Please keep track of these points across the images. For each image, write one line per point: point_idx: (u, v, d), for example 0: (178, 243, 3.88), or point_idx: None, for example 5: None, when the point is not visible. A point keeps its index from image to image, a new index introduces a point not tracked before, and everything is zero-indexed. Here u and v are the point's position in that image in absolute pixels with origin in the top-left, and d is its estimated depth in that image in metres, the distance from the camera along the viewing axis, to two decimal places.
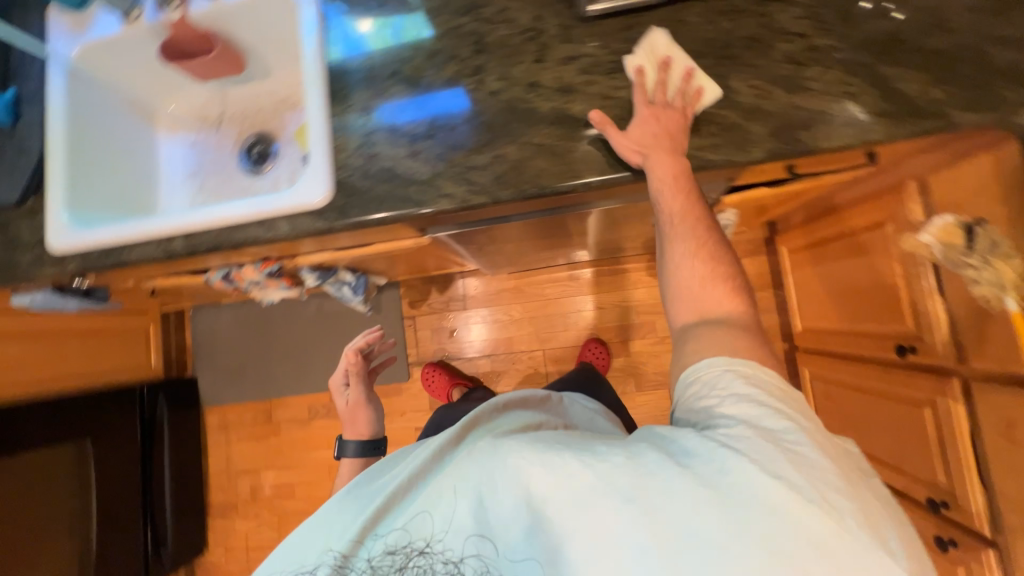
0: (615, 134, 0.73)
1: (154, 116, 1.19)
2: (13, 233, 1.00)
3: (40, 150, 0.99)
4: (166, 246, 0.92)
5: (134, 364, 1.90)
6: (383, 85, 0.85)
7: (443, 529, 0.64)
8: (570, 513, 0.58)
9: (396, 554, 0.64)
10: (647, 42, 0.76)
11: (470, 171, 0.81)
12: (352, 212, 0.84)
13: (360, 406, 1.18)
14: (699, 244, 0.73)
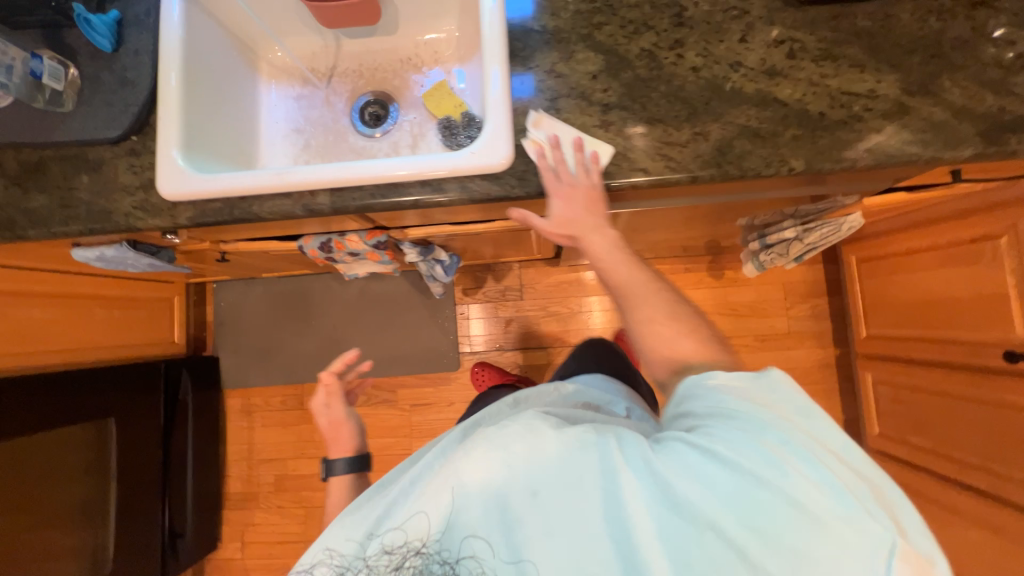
0: (541, 222, 0.76)
1: (256, 61, 1.07)
2: (108, 174, 0.87)
3: (149, 83, 0.87)
4: (308, 202, 0.84)
5: (157, 337, 1.73)
6: (572, 49, 0.81)
7: (440, 526, 0.55)
8: (564, 500, 0.53)
9: (392, 555, 0.56)
10: (533, 123, 0.80)
11: (667, 147, 0.78)
12: (534, 180, 0.79)
13: (342, 423, 0.96)
14: (653, 301, 0.70)
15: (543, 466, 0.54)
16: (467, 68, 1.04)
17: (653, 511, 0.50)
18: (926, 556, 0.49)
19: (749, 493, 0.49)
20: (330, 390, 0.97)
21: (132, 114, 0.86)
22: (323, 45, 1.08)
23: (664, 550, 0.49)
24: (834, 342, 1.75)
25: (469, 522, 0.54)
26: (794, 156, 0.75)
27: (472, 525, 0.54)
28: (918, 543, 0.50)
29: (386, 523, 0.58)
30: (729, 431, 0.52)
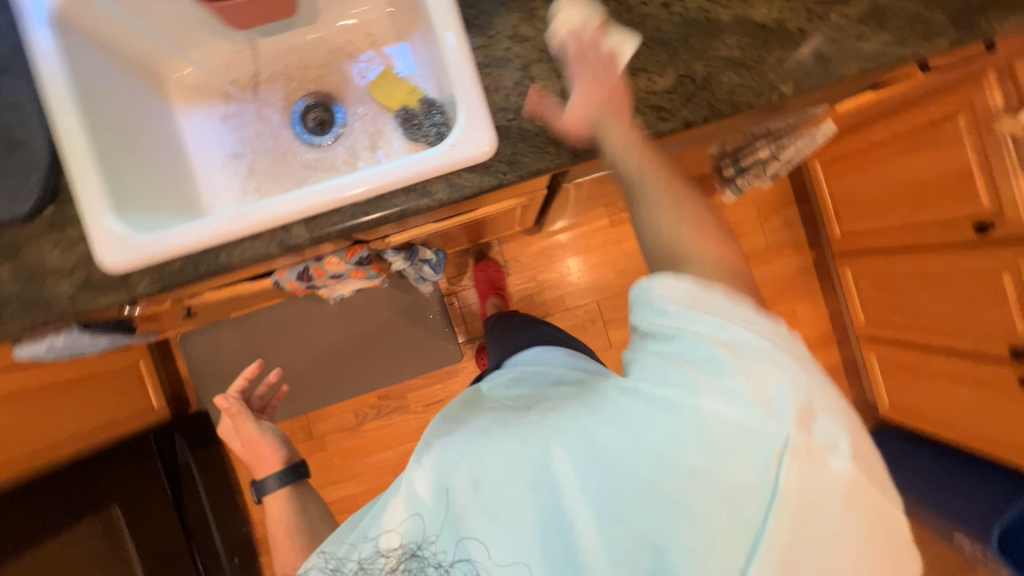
0: (572, 131, 0.69)
1: (162, 85, 0.92)
2: (32, 258, 0.74)
3: (46, 140, 0.73)
4: (283, 237, 0.74)
5: (137, 408, 1.59)
6: (532, 7, 0.73)
7: (432, 528, 0.55)
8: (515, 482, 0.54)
9: (388, 558, 0.56)
10: (561, 22, 0.72)
11: (656, 96, 0.73)
12: (526, 161, 0.73)
13: (258, 437, 0.91)
14: (676, 194, 0.64)
15: (494, 455, 0.55)
16: (411, 48, 0.93)
17: (586, 471, 0.52)
18: (823, 447, 0.49)
19: (664, 427, 0.50)
20: (234, 412, 0.92)
21: (38, 182, 0.72)
22: (237, 50, 0.94)
23: (610, 505, 0.51)
24: (809, 246, 1.83)
25: (445, 517, 0.55)
26: (783, 80, 0.73)
27: (457, 526, 0.54)
28: (821, 438, 0.49)
29: (371, 531, 0.58)
30: (649, 374, 0.53)
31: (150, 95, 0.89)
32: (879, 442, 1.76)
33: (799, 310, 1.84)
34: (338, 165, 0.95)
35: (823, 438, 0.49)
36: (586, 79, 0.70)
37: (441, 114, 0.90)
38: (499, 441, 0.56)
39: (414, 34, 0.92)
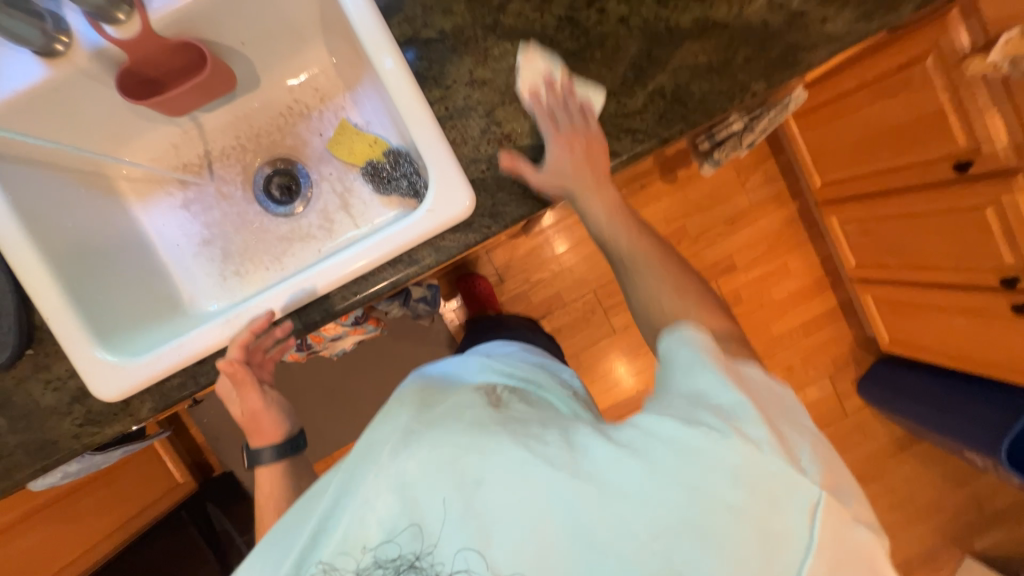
0: (530, 172, 0.68)
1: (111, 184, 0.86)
2: (26, 402, 0.71)
3: (7, 281, 0.69)
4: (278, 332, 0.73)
5: (167, 486, 1.58)
6: (485, 47, 0.69)
7: (430, 536, 0.51)
8: (513, 478, 0.50)
9: (385, 569, 0.51)
10: (525, 58, 0.69)
11: (628, 118, 0.71)
12: (509, 210, 0.71)
13: (263, 411, 0.76)
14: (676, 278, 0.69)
15: (487, 454, 0.52)
16: (363, 97, 0.88)
17: (588, 471, 0.50)
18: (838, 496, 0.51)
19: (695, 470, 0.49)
20: (236, 377, 0.71)
21: (10, 327, 0.68)
22: (182, 132, 0.88)
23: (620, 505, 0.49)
24: (792, 197, 1.83)
25: (443, 522, 0.51)
26: (753, 79, 0.71)
27: (455, 524, 0.50)
28: (834, 489, 0.52)
29: (359, 540, 0.52)
30: (665, 404, 0.55)
31: (102, 199, 0.84)
32: (882, 374, 1.83)
33: (790, 262, 1.86)
34: (314, 231, 0.92)
35: (850, 506, 0.51)
36: (557, 129, 0.68)
37: (410, 164, 0.86)
38: (494, 436, 0.53)
39: (363, 82, 0.87)
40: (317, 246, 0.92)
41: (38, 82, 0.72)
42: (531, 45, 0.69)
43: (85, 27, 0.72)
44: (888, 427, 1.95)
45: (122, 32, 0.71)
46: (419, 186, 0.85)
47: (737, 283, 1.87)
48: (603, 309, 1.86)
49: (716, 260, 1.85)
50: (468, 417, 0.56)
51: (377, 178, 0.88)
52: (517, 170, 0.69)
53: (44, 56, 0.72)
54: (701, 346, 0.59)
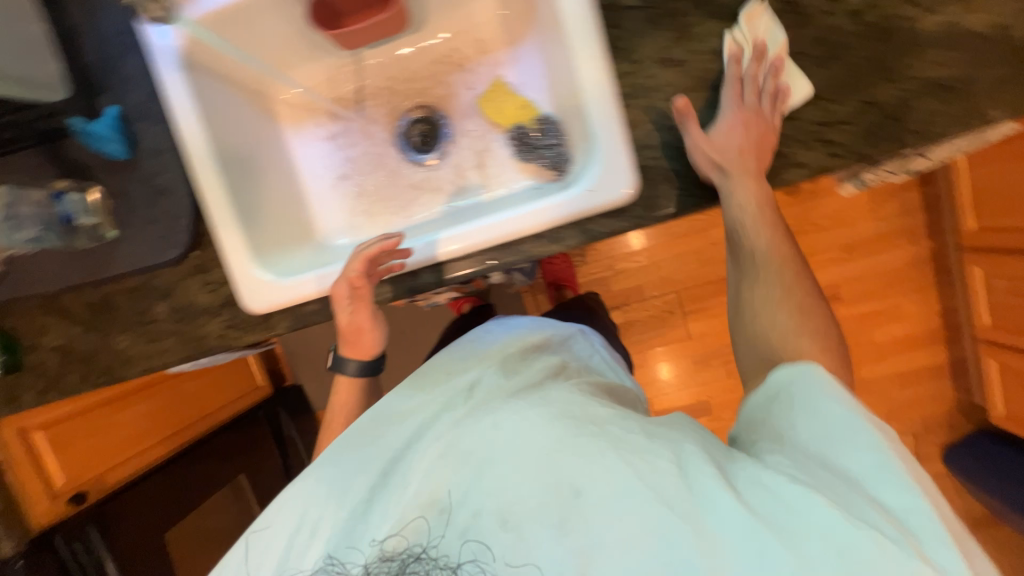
0: (696, 132, 0.61)
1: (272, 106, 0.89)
2: (185, 298, 0.79)
3: (187, 187, 0.75)
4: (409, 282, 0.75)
5: (246, 389, 1.67)
6: (687, 23, 0.63)
7: (438, 525, 0.54)
8: (514, 473, 0.53)
9: (392, 560, 0.54)
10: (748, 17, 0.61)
11: (828, 128, 0.63)
12: (670, 205, 0.67)
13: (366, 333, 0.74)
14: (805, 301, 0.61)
15: (483, 438, 0.56)
16: (523, 56, 0.85)
17: (575, 478, 0.52)
18: None
19: (756, 543, 0.45)
20: (357, 293, 0.70)
21: (185, 229, 0.75)
22: (342, 64, 0.89)
23: (619, 521, 0.49)
24: (928, 235, 1.63)
25: (447, 500, 0.55)
26: (994, 106, 0.60)
27: (458, 508, 0.54)
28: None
29: (371, 534, 0.56)
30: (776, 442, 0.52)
31: (263, 119, 0.87)
32: (980, 448, 1.65)
33: (904, 305, 1.69)
34: (445, 186, 0.92)
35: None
36: (742, 101, 0.61)
37: (559, 135, 0.83)
38: (494, 422, 0.57)
39: (527, 40, 0.84)
40: (445, 202, 0.92)
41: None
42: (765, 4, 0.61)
43: None
44: (965, 502, 1.78)
45: None
46: (564, 159, 0.83)
47: (835, 316, 1.72)
48: (683, 312, 1.77)
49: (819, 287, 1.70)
50: (474, 405, 0.60)
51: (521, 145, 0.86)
52: (683, 116, 0.62)
53: None
54: (822, 383, 0.51)
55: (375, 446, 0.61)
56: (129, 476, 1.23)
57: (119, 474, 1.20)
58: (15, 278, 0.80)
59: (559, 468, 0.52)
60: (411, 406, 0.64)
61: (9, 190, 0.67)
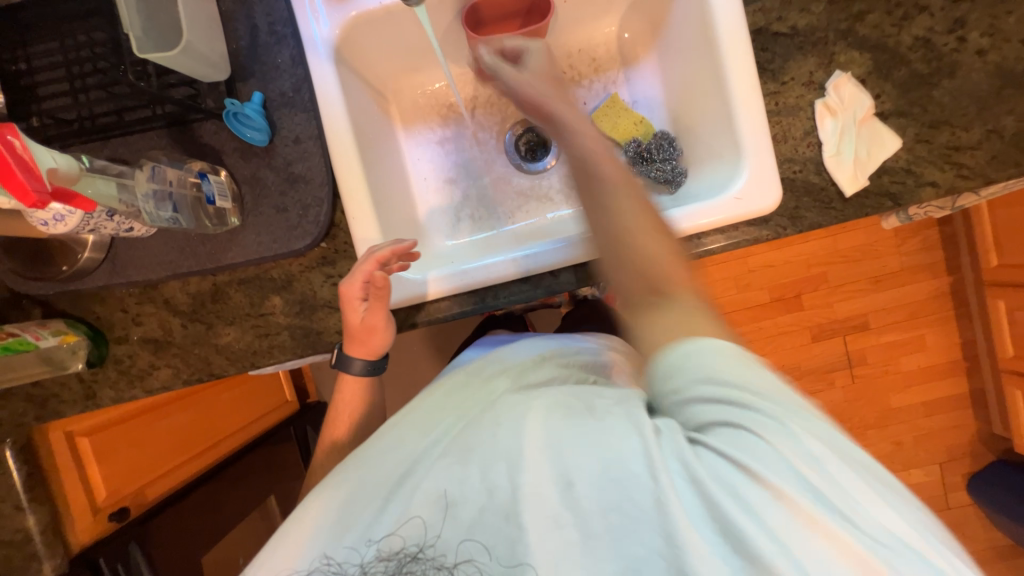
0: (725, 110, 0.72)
1: (389, 107, 0.90)
2: (304, 290, 0.76)
3: (327, 176, 0.73)
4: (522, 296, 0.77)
5: (279, 403, 1.53)
6: (832, 51, 0.69)
7: (429, 518, 0.47)
8: (515, 466, 0.46)
9: (390, 560, 0.46)
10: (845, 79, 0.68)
11: (957, 153, 0.69)
12: (809, 217, 0.70)
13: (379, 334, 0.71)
14: None
15: (483, 434, 0.50)
16: (638, 76, 0.90)
17: (562, 467, 0.46)
18: None
19: (783, 515, 0.40)
20: (376, 291, 0.67)
21: (320, 218, 0.73)
22: (461, 72, 0.91)
23: (620, 512, 0.44)
24: (947, 271, 1.74)
25: (455, 500, 0.47)
26: None
27: (450, 503, 0.47)
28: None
29: (368, 533, 0.48)
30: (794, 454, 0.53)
31: (383, 118, 0.87)
32: (1002, 476, 1.71)
33: (927, 336, 1.78)
34: (553, 194, 0.93)
35: None
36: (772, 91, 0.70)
37: (675, 150, 0.84)
38: (494, 417, 0.52)
39: (643, 61, 0.89)
40: (552, 209, 0.93)
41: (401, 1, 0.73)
42: (848, 74, 0.68)
43: None
44: (988, 532, 1.82)
45: None
46: (681, 173, 0.83)
47: (864, 344, 1.79)
48: (721, 336, 1.80)
49: (849, 315, 1.78)
50: (482, 405, 0.56)
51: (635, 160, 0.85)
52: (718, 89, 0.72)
53: None
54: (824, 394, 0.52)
55: (394, 454, 0.54)
56: (157, 496, 1.10)
57: (158, 489, 1.11)
58: (117, 263, 0.75)
59: (564, 454, 0.47)
60: (425, 418, 0.57)
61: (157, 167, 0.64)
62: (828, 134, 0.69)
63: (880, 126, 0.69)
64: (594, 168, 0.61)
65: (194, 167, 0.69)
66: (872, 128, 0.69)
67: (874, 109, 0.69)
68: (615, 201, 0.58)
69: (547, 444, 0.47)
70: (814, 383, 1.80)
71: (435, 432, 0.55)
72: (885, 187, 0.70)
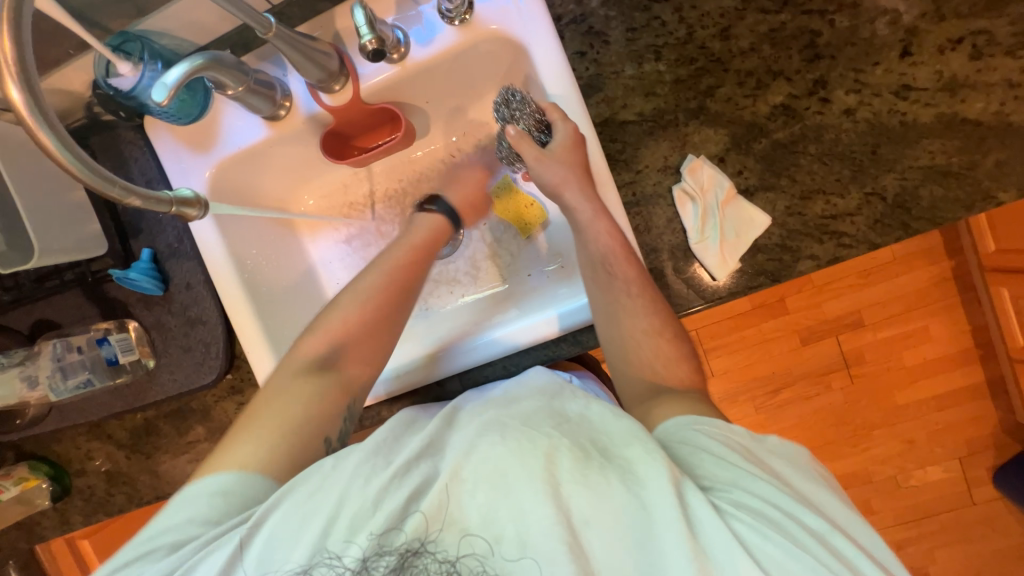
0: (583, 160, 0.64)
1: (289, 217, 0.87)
2: (221, 417, 0.82)
3: (220, 314, 0.78)
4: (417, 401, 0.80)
5: None
6: (684, 133, 0.65)
7: (399, 527, 0.46)
8: (533, 492, 0.45)
9: (387, 555, 0.46)
10: (699, 171, 0.65)
11: (835, 221, 0.64)
12: (682, 303, 0.68)
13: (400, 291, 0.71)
14: None
15: (503, 460, 0.47)
16: None
17: (591, 508, 0.45)
18: None
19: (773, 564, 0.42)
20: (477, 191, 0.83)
21: (220, 354, 0.78)
22: (353, 173, 0.88)
23: (619, 548, 0.44)
24: (945, 255, 1.61)
25: (462, 506, 0.46)
26: (1002, 187, 0.60)
27: (439, 525, 0.46)
28: None
29: (342, 538, 0.47)
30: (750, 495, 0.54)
31: (279, 231, 0.85)
32: None
33: (932, 326, 1.65)
34: (460, 277, 0.90)
35: None
36: (630, 166, 0.67)
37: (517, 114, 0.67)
38: (529, 445, 0.48)
39: None
40: (463, 293, 0.89)
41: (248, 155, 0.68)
42: (702, 157, 0.65)
43: (303, 90, 0.72)
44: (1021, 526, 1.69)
45: (335, 101, 0.71)
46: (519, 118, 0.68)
47: (860, 341, 1.68)
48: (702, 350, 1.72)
49: (841, 314, 1.66)
50: (490, 423, 0.52)
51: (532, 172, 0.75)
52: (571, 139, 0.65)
53: (269, 118, 0.73)
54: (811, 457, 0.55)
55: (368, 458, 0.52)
56: None
57: None
58: (62, 411, 0.81)
59: (580, 508, 0.45)
60: (454, 417, 0.57)
61: (59, 343, 0.76)
62: (690, 220, 0.66)
63: (746, 204, 0.65)
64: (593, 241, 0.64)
65: (101, 328, 0.77)
66: (737, 207, 0.65)
67: (736, 188, 0.65)
68: (630, 316, 0.63)
69: (571, 490, 0.45)
70: (808, 388, 1.70)
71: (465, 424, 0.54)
72: (761, 266, 0.66)
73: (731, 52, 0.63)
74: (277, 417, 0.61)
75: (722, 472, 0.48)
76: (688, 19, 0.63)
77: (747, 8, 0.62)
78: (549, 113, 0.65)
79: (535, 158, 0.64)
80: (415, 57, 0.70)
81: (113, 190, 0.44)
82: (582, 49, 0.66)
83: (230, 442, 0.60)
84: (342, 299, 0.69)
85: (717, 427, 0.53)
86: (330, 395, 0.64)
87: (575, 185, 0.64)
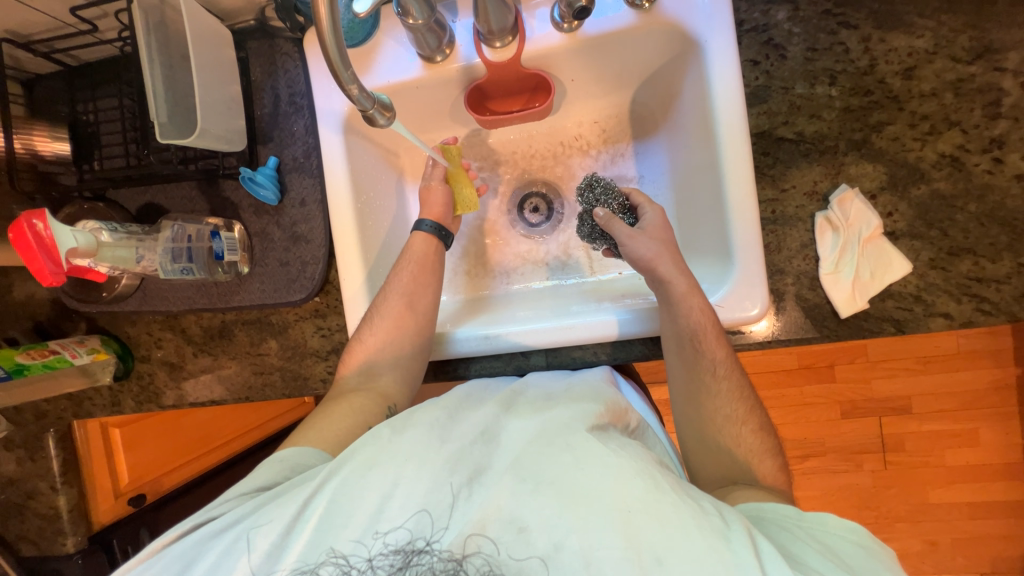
0: (660, 236, 0.69)
1: (401, 162, 0.87)
2: (295, 337, 0.82)
3: (325, 236, 0.79)
4: (492, 368, 0.79)
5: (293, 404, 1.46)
6: (842, 162, 0.64)
7: (441, 517, 0.48)
8: (585, 502, 0.46)
9: (397, 553, 0.47)
10: (845, 207, 0.64)
11: (978, 284, 0.62)
12: (795, 331, 0.66)
13: (419, 292, 0.75)
14: None
15: (562, 466, 0.49)
16: (646, 152, 0.84)
17: (632, 539, 0.44)
18: None
19: None
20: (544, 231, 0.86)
21: (316, 275, 0.79)
22: (471, 133, 0.88)
23: None
24: (1014, 360, 1.54)
25: (509, 513, 0.47)
26: None
27: (474, 521, 0.47)
28: None
29: (371, 526, 0.49)
30: None
31: (390, 171, 0.85)
32: None
33: (981, 430, 1.58)
34: (549, 259, 0.87)
35: None
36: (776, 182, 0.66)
37: (599, 197, 0.78)
38: (594, 454, 0.49)
39: (654, 136, 0.83)
40: (548, 274, 0.87)
41: (345, 113, 0.75)
42: (855, 189, 0.64)
43: (468, 38, 0.73)
44: None
45: (495, 56, 0.71)
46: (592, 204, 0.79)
47: (902, 428, 1.61)
48: None
49: (889, 396, 1.61)
50: (557, 422, 0.54)
51: (613, 250, 0.79)
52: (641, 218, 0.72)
53: (425, 57, 0.74)
54: None
55: (428, 434, 0.54)
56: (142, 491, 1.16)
57: (173, 479, 1.26)
58: (147, 292, 0.83)
59: (637, 533, 0.45)
60: (514, 414, 0.58)
61: (178, 226, 0.76)
62: (827, 249, 0.65)
63: (889, 247, 0.63)
64: (681, 303, 0.65)
65: (210, 223, 0.78)
66: (879, 247, 0.63)
67: (882, 228, 0.63)
68: (712, 400, 0.67)
69: (625, 515, 0.45)
70: (837, 462, 1.64)
71: (526, 422, 0.56)
72: (888, 312, 0.64)
73: (910, 92, 0.63)
74: (338, 414, 0.68)
75: (800, 551, 0.49)
76: (874, 51, 0.63)
77: (938, 53, 0.62)
78: (634, 198, 0.75)
79: (628, 234, 0.69)
80: (587, 31, 0.70)
81: (343, 75, 0.48)
82: (756, 58, 0.66)
83: (309, 427, 0.67)
84: (384, 293, 0.74)
85: (808, 526, 0.53)
86: (369, 397, 0.70)
87: (669, 258, 0.67)
